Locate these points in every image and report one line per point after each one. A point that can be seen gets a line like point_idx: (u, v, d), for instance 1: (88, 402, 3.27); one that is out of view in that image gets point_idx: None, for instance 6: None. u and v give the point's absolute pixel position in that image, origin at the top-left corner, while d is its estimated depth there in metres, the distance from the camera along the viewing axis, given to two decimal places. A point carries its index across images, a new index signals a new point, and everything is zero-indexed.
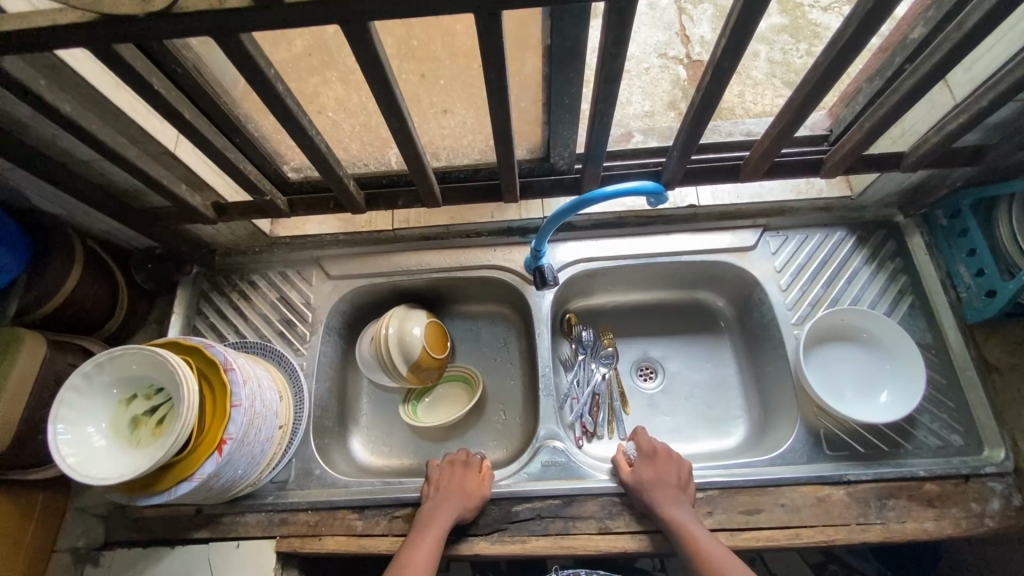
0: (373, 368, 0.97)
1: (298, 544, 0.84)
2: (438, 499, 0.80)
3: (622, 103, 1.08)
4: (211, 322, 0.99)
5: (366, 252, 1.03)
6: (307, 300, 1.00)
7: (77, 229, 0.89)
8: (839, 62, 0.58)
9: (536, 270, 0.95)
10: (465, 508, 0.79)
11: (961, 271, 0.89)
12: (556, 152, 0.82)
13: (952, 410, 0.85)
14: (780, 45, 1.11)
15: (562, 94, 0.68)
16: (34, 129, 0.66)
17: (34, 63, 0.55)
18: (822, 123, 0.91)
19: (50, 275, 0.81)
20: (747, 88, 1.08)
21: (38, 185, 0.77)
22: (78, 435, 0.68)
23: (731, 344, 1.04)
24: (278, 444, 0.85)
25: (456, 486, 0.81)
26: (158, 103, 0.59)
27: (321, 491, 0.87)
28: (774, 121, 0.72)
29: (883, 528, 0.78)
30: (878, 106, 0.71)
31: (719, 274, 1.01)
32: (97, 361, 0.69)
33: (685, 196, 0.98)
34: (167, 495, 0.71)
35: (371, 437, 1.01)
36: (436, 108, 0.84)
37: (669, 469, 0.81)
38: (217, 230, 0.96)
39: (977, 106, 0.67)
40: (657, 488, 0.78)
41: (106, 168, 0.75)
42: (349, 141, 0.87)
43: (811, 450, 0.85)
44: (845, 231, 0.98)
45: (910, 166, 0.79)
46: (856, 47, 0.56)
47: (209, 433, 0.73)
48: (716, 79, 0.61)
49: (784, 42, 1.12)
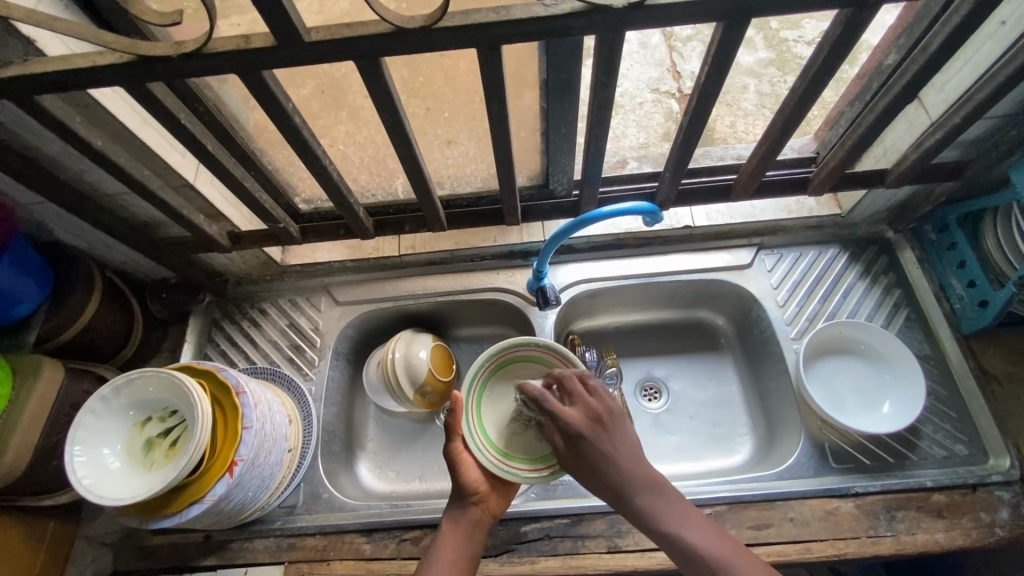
0: (380, 392, 0.99)
1: (306, 570, 0.83)
2: (470, 517, 0.71)
3: (617, 136, 1.13)
4: (222, 349, 1.02)
5: (374, 278, 1.06)
6: (316, 326, 1.03)
7: (96, 261, 0.92)
8: (816, 83, 0.63)
9: (540, 291, 0.98)
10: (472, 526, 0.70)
11: (953, 283, 0.91)
12: (555, 179, 0.86)
13: (954, 420, 0.86)
14: (768, 78, 1.17)
15: (558, 123, 0.73)
16: (64, 163, 0.70)
17: (71, 101, 0.60)
18: (808, 147, 0.94)
19: (68, 305, 0.84)
20: (737, 118, 1.13)
21: (63, 217, 0.81)
22: (94, 457, 0.70)
23: (733, 360, 1.05)
24: (288, 468, 0.86)
25: (474, 529, 0.70)
26: (183, 135, 0.63)
27: (329, 515, 0.88)
28: (759, 142, 0.77)
29: (893, 540, 0.78)
30: (858, 124, 0.76)
31: (718, 292, 1.03)
32: (114, 384, 0.71)
33: (681, 217, 1.03)
34: (177, 518, 0.72)
35: (377, 462, 1.01)
36: (440, 140, 0.88)
37: (599, 474, 0.63)
38: (230, 260, 0.99)
39: (951, 123, 0.71)
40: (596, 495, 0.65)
41: (129, 199, 0.79)
42: (359, 172, 0.91)
43: (817, 463, 0.85)
44: (838, 247, 1.00)
45: (894, 182, 0.82)
46: (830, 69, 0.61)
47: (220, 457, 0.74)
48: (703, 101, 0.66)
49: (771, 75, 1.17)
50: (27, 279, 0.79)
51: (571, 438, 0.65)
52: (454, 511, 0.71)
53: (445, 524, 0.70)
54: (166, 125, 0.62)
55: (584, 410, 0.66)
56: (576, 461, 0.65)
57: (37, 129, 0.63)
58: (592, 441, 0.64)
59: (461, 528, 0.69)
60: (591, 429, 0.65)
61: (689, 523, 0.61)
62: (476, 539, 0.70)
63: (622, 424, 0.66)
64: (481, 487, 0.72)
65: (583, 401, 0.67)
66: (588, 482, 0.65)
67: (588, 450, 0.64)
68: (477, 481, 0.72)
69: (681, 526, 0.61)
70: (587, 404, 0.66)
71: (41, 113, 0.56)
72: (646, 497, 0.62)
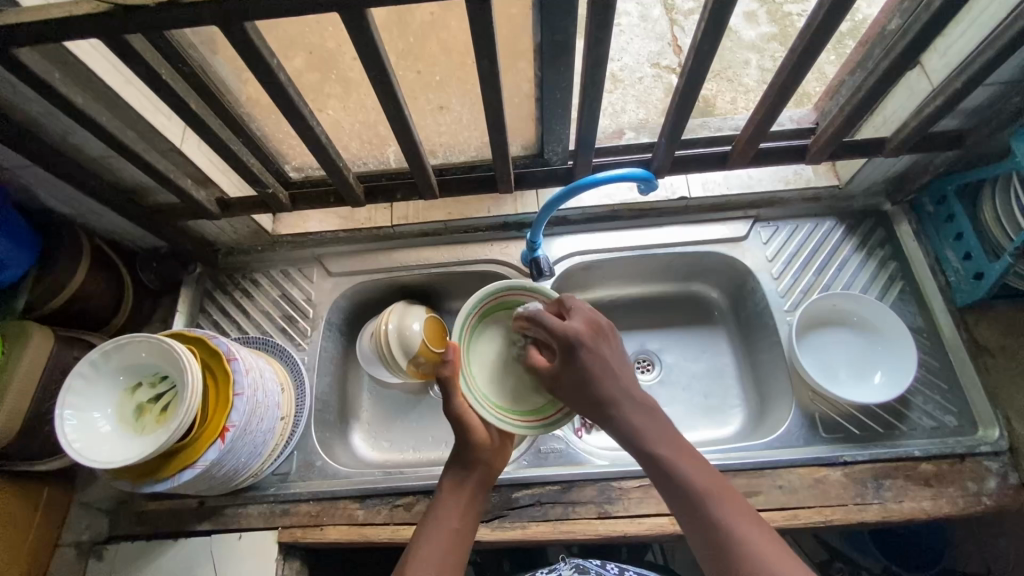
0: (374, 362, 0.99)
1: (299, 535, 0.84)
2: (473, 480, 0.71)
3: (616, 112, 1.09)
4: (215, 320, 1.01)
5: (366, 249, 1.05)
6: (309, 297, 1.02)
7: (84, 229, 0.91)
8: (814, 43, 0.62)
9: (534, 262, 0.96)
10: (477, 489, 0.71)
11: (949, 256, 0.90)
12: (550, 148, 0.85)
13: (944, 391, 0.87)
14: (770, 54, 1.09)
15: (553, 87, 0.71)
16: (47, 124, 0.69)
17: (49, 56, 0.59)
18: (807, 118, 0.92)
19: (57, 271, 0.83)
20: (738, 95, 1.06)
21: (47, 182, 0.79)
22: (84, 421, 0.70)
23: (727, 333, 1.05)
24: (281, 435, 0.87)
25: (478, 491, 0.71)
26: (166, 93, 0.62)
27: (323, 482, 0.88)
28: (754, 110, 0.77)
29: (880, 508, 0.79)
30: (858, 89, 0.75)
31: (713, 265, 1.02)
32: (103, 348, 0.71)
33: (677, 187, 0.99)
34: (170, 482, 0.72)
35: (372, 432, 1.02)
36: (432, 105, 0.85)
37: (597, 382, 0.65)
38: (221, 229, 0.98)
39: (952, 88, 0.70)
40: (581, 407, 0.67)
41: (115, 164, 0.78)
42: (350, 140, 0.89)
43: (807, 432, 0.86)
44: (835, 220, 0.99)
45: (892, 151, 0.81)
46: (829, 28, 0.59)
47: (212, 422, 0.74)
48: (705, 50, 0.65)
49: (774, 50, 1.10)
50: (15, 246, 0.79)
51: (579, 343, 0.66)
52: (457, 472, 0.71)
53: (447, 485, 0.71)
54: (149, 83, 0.61)
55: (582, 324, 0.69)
56: (575, 372, 0.66)
57: (16, 87, 0.62)
58: (598, 351, 0.67)
59: (462, 491, 0.70)
60: (593, 338, 0.68)
61: (681, 453, 0.62)
62: (479, 501, 0.71)
63: (612, 343, 0.70)
64: (483, 447, 0.72)
65: (579, 317, 0.70)
66: (581, 390, 0.66)
67: (592, 357, 0.66)
68: (481, 440, 0.72)
69: (675, 454, 0.62)
70: (585, 320, 0.70)
71: (19, 67, 0.55)
72: (640, 415, 0.65)
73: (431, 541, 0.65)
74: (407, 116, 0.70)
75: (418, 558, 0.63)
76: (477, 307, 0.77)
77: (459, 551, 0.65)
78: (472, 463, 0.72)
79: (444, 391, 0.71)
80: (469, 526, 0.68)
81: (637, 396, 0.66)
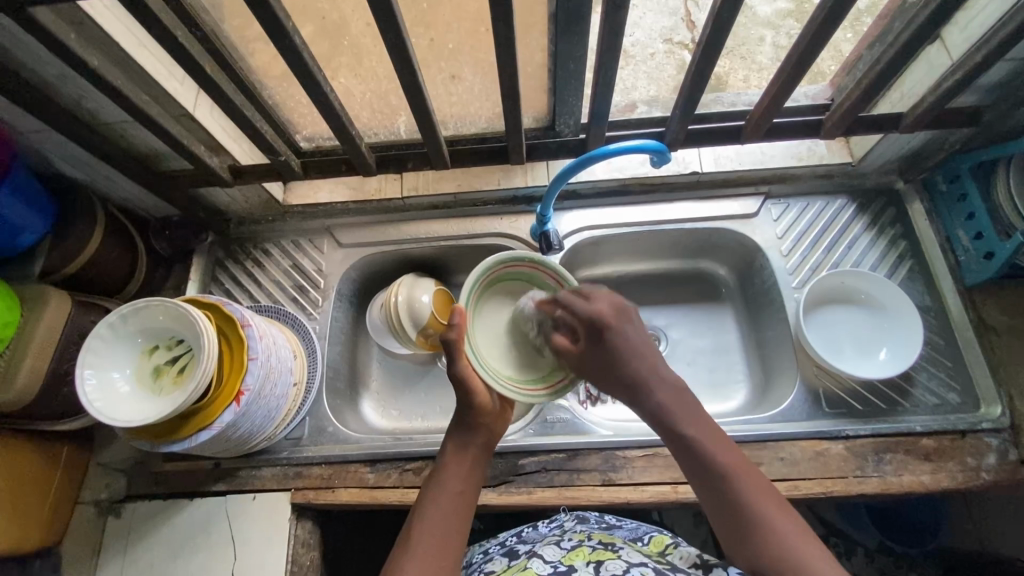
0: (383, 332, 1.00)
1: (311, 496, 0.87)
2: (475, 444, 0.71)
3: (627, 88, 1.08)
4: (227, 289, 1.03)
5: (376, 221, 1.05)
6: (319, 267, 1.03)
7: (98, 195, 0.92)
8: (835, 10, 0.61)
9: (542, 236, 0.98)
10: (480, 453, 0.71)
11: (960, 235, 0.90)
12: (562, 120, 0.85)
13: (949, 369, 0.87)
14: (786, 30, 1.06)
15: (567, 59, 0.70)
16: (62, 86, 0.69)
17: (65, 16, 0.59)
18: (823, 93, 0.91)
19: (72, 236, 0.84)
20: (751, 73, 1.04)
21: (61, 147, 0.80)
22: (103, 381, 0.71)
23: (733, 310, 1.06)
24: (293, 401, 0.88)
25: (480, 454, 0.71)
26: (180, 54, 0.62)
27: (335, 446, 0.91)
28: (769, 84, 0.76)
29: (879, 480, 0.81)
30: (876, 63, 0.74)
31: (722, 242, 1.02)
32: (122, 312, 0.72)
33: (689, 162, 0.99)
34: (187, 443, 0.74)
35: (381, 401, 1.04)
36: (445, 74, 0.84)
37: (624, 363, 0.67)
38: (232, 198, 0.98)
39: (972, 61, 0.69)
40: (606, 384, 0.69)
41: (128, 129, 0.78)
42: (361, 110, 0.89)
43: (810, 407, 0.87)
44: (846, 198, 0.99)
45: (908, 127, 0.81)
46: None
47: (227, 386, 0.76)
48: (723, 18, 0.64)
49: (789, 28, 1.06)
50: (31, 209, 0.79)
51: (599, 328, 0.68)
52: (459, 435, 0.72)
53: (452, 447, 0.71)
54: (163, 45, 0.61)
55: (607, 305, 0.70)
56: (598, 355, 0.68)
57: (32, 49, 0.62)
58: (621, 335, 0.68)
59: (465, 453, 0.70)
60: (616, 321, 0.69)
61: (712, 436, 0.63)
62: (482, 464, 0.71)
63: (637, 323, 0.71)
64: (487, 411, 0.72)
65: (604, 298, 0.71)
66: (608, 371, 0.68)
67: (615, 341, 0.68)
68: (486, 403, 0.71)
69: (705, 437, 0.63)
70: (611, 302, 0.71)
71: (35, 25, 0.55)
72: (670, 393, 0.66)
73: (434, 505, 0.65)
74: (420, 84, 0.70)
75: (425, 523, 0.64)
76: (486, 273, 0.76)
77: (461, 513, 0.66)
78: (477, 426, 0.72)
79: (449, 355, 0.70)
80: (473, 487, 0.69)
81: (663, 376, 0.67)
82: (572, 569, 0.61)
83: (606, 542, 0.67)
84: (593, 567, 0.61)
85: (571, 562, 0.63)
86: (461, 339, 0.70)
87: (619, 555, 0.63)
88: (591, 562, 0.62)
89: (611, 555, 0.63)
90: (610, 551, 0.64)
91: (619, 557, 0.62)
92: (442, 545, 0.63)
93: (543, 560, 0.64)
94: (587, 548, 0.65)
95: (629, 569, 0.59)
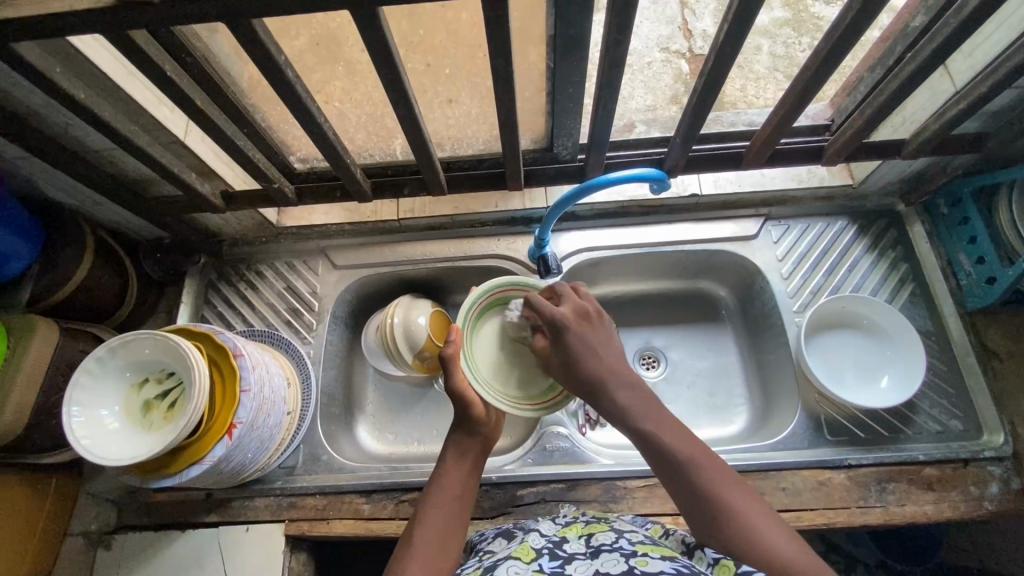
0: (378, 355, 0.99)
1: (306, 528, 0.85)
2: (473, 448, 0.70)
3: (624, 97, 1.06)
4: (220, 312, 1.01)
5: (371, 242, 1.03)
6: (313, 290, 1.01)
7: (87, 220, 0.90)
8: (849, 34, 0.60)
9: (541, 259, 0.95)
10: (478, 457, 0.70)
11: (961, 259, 0.89)
12: (560, 142, 0.83)
13: (951, 396, 0.87)
14: (782, 39, 1.04)
15: (566, 84, 0.69)
16: (48, 116, 0.67)
17: (51, 50, 0.57)
18: (823, 113, 0.90)
19: (60, 265, 0.82)
20: (749, 82, 1.03)
21: (48, 174, 0.78)
22: (91, 418, 0.69)
23: (733, 331, 1.05)
24: (287, 430, 0.87)
25: (477, 459, 0.70)
26: (170, 86, 0.61)
27: (329, 476, 0.89)
28: (774, 109, 0.75)
29: (882, 511, 0.80)
30: (880, 90, 0.73)
31: (722, 263, 1.01)
32: (111, 346, 0.71)
33: (688, 184, 0.98)
34: (178, 478, 0.72)
35: (376, 425, 1.02)
36: (441, 98, 0.83)
37: (581, 362, 0.66)
38: (225, 220, 0.97)
39: (977, 91, 0.69)
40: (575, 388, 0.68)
41: (117, 156, 0.76)
42: (356, 131, 0.87)
43: (812, 435, 0.86)
44: (846, 220, 0.98)
45: (911, 152, 0.80)
46: (868, 15, 0.57)
47: (219, 419, 0.74)
48: (727, 48, 0.63)
49: (787, 37, 1.04)
50: (18, 238, 0.78)
51: (558, 324, 0.69)
52: (455, 440, 0.70)
53: (447, 457, 0.69)
54: (154, 79, 0.60)
55: (573, 308, 0.71)
56: (561, 353, 0.68)
57: (16, 82, 0.60)
58: (579, 333, 0.68)
59: (460, 458, 0.69)
60: (576, 324, 0.69)
61: (679, 429, 0.61)
62: (479, 468, 0.70)
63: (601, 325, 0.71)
64: (484, 420, 0.71)
65: (570, 302, 0.72)
66: (574, 377, 0.67)
67: (572, 340, 0.68)
68: (482, 415, 0.71)
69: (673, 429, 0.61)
70: (575, 305, 0.72)
71: (19, 62, 0.53)
72: (625, 391, 0.65)
73: (429, 515, 0.63)
74: (417, 113, 0.69)
75: (426, 523, 0.62)
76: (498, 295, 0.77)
77: (458, 523, 0.64)
78: (471, 434, 0.71)
79: (444, 369, 0.71)
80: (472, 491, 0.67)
81: (619, 375, 0.66)
82: (565, 539, 0.58)
83: (597, 517, 0.64)
84: (585, 539, 0.58)
85: (565, 534, 0.60)
86: (455, 355, 0.72)
87: (610, 527, 0.61)
88: (583, 535, 0.59)
89: (603, 528, 0.60)
90: (603, 524, 0.61)
91: (611, 529, 0.60)
92: (441, 549, 0.60)
93: (539, 534, 0.61)
94: (580, 522, 0.63)
95: (619, 539, 0.56)
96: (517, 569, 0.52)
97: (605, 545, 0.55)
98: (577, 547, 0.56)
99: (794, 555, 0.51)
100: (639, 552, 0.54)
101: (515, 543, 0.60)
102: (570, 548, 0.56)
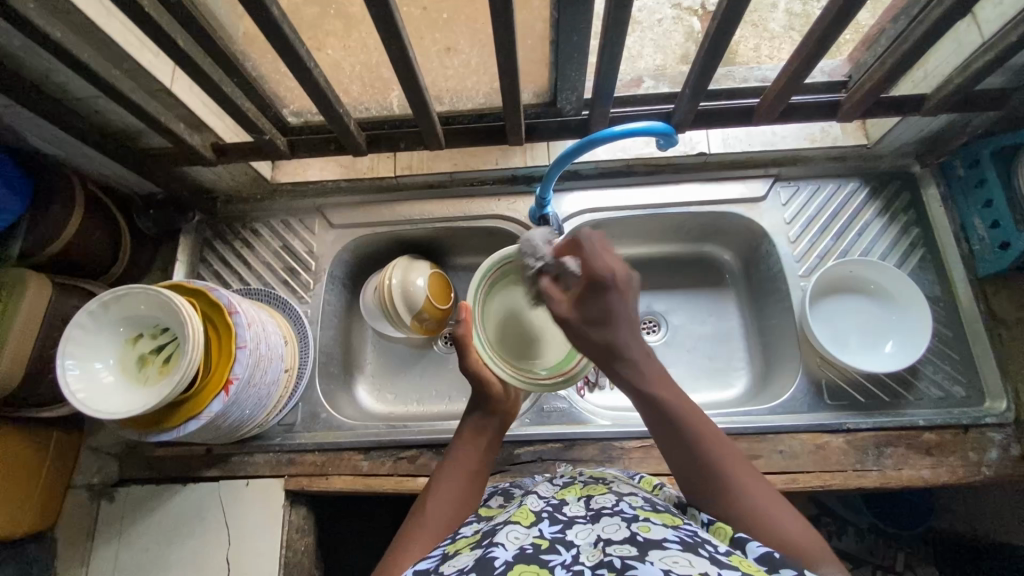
0: (376, 316, 0.98)
1: (305, 483, 0.86)
2: (492, 427, 0.71)
3: (632, 57, 1.00)
4: (216, 270, 1.00)
5: (369, 200, 1.01)
6: (310, 249, 0.99)
7: (76, 173, 0.88)
8: None
9: (542, 219, 0.92)
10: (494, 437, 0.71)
11: (976, 223, 0.86)
12: (564, 96, 0.80)
13: (955, 361, 0.85)
14: None
15: (570, 31, 0.65)
16: (26, 60, 0.64)
17: None
18: (840, 69, 0.85)
19: (49, 219, 0.80)
20: (763, 41, 0.95)
21: (32, 123, 0.75)
22: (87, 371, 0.69)
23: (736, 296, 1.03)
24: (284, 388, 0.86)
25: (494, 439, 0.71)
26: (150, 26, 0.57)
27: (328, 433, 0.90)
28: (788, 60, 0.71)
29: (879, 474, 0.80)
30: (901, 42, 0.69)
31: (728, 226, 0.99)
32: (102, 301, 0.70)
33: (696, 142, 0.94)
34: (175, 432, 0.72)
35: (376, 385, 1.02)
36: (438, 46, 0.79)
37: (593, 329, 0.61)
38: (217, 176, 0.94)
39: (1006, 41, 0.65)
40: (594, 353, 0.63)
41: (101, 105, 0.73)
42: (351, 83, 0.83)
43: (812, 399, 0.86)
44: (859, 181, 0.95)
45: (931, 109, 0.76)
46: None
47: (215, 374, 0.73)
48: None
49: None
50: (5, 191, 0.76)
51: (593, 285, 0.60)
52: (473, 417, 0.71)
53: (468, 429, 0.70)
54: (133, 19, 0.57)
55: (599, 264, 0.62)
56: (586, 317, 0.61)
57: None
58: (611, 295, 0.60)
59: (478, 435, 0.70)
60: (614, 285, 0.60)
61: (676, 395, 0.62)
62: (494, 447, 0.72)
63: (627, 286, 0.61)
64: (500, 399, 0.72)
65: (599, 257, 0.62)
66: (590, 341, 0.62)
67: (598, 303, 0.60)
68: (499, 393, 0.72)
69: (670, 395, 0.61)
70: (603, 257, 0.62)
71: None
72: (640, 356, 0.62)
73: (445, 484, 0.65)
74: (411, 62, 0.66)
75: (441, 492, 0.64)
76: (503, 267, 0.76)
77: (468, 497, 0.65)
78: (489, 412, 0.72)
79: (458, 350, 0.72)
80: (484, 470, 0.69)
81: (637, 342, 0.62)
82: (564, 502, 0.58)
83: (596, 477, 0.64)
84: (584, 501, 0.58)
85: (564, 497, 0.59)
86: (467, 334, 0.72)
87: (609, 489, 0.60)
88: (583, 497, 0.59)
89: (602, 490, 0.59)
90: (603, 486, 0.61)
91: (611, 492, 0.59)
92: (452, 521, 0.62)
93: (536, 496, 0.60)
94: (579, 484, 0.63)
95: (619, 503, 0.56)
96: (516, 534, 0.52)
97: (605, 508, 0.54)
98: (577, 511, 0.56)
99: (797, 535, 0.52)
100: (641, 517, 0.53)
101: (514, 506, 0.59)
102: (570, 511, 0.56)
